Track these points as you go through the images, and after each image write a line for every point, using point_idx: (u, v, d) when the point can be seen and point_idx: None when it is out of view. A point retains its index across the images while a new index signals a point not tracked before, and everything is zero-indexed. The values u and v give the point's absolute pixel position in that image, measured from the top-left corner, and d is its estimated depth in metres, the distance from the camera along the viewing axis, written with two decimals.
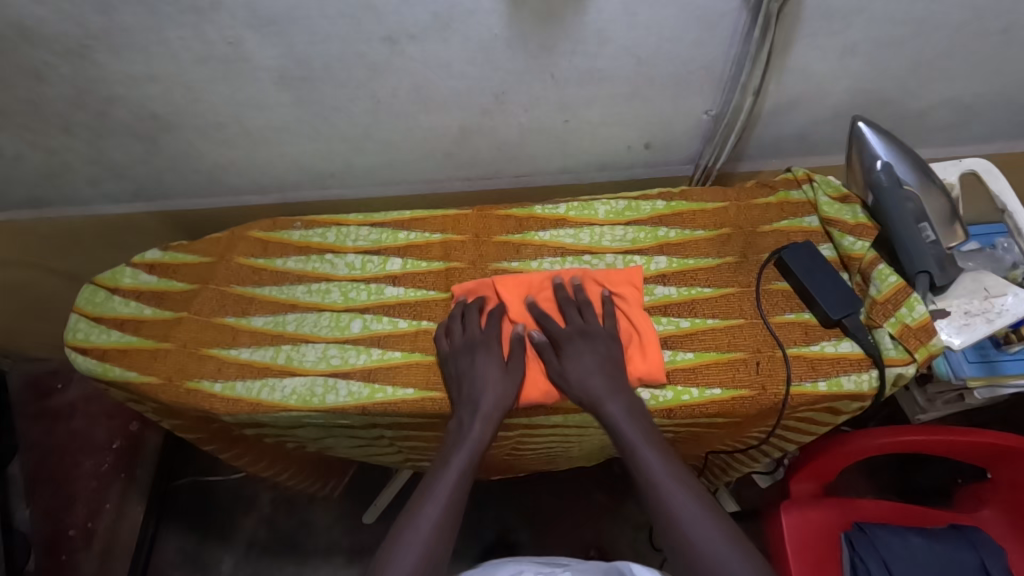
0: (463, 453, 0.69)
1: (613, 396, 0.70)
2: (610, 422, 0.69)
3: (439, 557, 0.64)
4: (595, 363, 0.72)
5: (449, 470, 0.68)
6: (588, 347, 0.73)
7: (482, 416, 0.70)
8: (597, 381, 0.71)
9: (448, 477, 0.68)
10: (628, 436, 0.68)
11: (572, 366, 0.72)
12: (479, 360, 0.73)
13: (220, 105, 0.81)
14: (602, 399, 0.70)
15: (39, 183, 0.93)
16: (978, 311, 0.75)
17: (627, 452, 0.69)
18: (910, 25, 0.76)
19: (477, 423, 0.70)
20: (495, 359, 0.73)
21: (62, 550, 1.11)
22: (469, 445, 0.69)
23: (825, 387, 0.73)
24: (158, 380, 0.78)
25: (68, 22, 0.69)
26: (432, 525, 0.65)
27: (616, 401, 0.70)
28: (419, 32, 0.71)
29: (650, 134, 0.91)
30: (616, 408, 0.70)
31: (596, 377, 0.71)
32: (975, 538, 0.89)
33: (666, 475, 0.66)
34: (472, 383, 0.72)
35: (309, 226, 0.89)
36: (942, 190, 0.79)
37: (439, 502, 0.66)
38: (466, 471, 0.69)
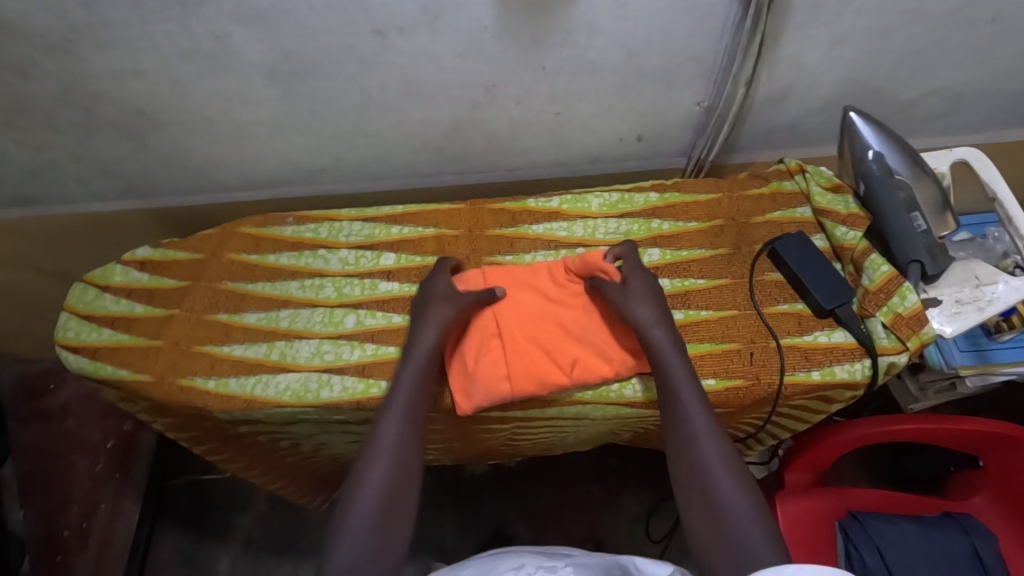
0: (408, 380, 0.69)
1: (663, 329, 0.70)
2: (653, 346, 0.69)
3: (405, 482, 0.62)
4: (644, 290, 0.74)
5: (395, 401, 0.67)
6: (645, 276, 0.76)
7: (428, 332, 0.72)
8: (650, 313, 0.71)
9: (399, 400, 0.67)
10: (675, 374, 0.67)
11: (632, 290, 0.73)
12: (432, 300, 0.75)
13: (208, 100, 0.80)
14: (648, 328, 0.70)
15: (26, 181, 0.92)
16: (970, 299, 0.76)
17: (666, 389, 0.67)
18: (899, 15, 0.76)
19: (424, 340, 0.71)
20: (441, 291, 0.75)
21: (58, 551, 1.11)
22: (412, 367, 0.70)
23: (819, 376, 0.73)
24: (151, 378, 0.77)
25: (51, 17, 0.68)
26: (395, 441, 0.64)
27: (662, 329, 0.70)
28: (408, 24, 0.71)
29: (642, 127, 0.91)
30: (661, 335, 0.70)
31: (650, 307, 0.72)
32: (967, 524, 0.90)
33: (701, 415, 0.64)
34: (425, 301, 0.75)
35: (301, 221, 0.88)
36: (934, 178, 0.79)
37: (397, 422, 0.65)
38: (415, 394, 0.68)
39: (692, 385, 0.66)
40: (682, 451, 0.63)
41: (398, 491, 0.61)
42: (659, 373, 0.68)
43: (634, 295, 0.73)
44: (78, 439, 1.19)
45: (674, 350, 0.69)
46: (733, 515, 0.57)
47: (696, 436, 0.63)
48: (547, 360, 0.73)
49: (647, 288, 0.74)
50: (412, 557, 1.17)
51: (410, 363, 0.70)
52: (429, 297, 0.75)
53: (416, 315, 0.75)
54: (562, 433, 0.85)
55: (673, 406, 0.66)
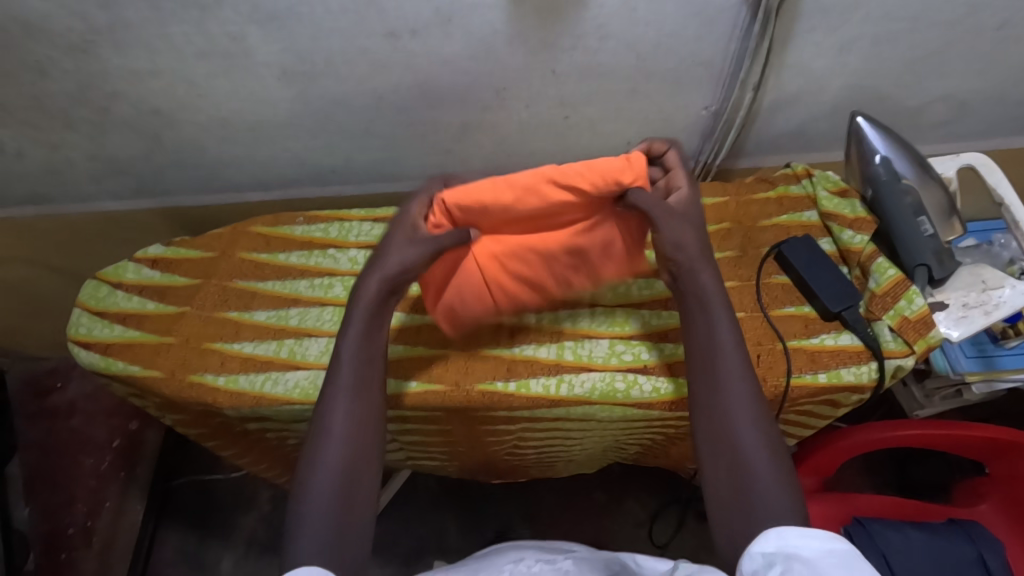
0: (351, 341, 0.64)
1: (712, 277, 0.65)
2: (698, 290, 0.65)
3: (366, 456, 0.60)
4: (690, 228, 0.67)
5: (343, 365, 0.63)
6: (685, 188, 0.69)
7: (367, 291, 0.65)
8: (698, 253, 0.66)
9: (347, 366, 0.63)
10: (719, 333, 0.63)
11: (674, 208, 0.67)
12: (393, 225, 0.69)
13: (222, 101, 0.82)
14: (696, 270, 0.65)
15: (41, 179, 0.93)
16: (976, 303, 0.76)
17: (704, 346, 0.63)
18: (906, 22, 0.77)
19: (368, 294, 0.65)
20: (403, 225, 0.68)
21: (61, 549, 1.11)
22: (355, 328, 0.64)
23: (825, 379, 0.73)
24: (160, 374, 0.78)
25: (72, 17, 0.69)
26: (346, 416, 0.60)
27: (708, 272, 0.65)
28: (420, 27, 0.72)
29: (650, 131, 0.92)
30: (708, 280, 0.65)
31: (689, 232, 0.66)
32: (972, 531, 0.90)
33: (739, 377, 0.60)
34: (379, 249, 0.68)
35: (312, 221, 0.89)
36: (940, 183, 0.80)
37: (350, 390, 0.61)
38: (361, 358, 0.63)
39: (736, 348, 0.62)
40: (714, 413, 0.60)
41: (359, 464, 0.59)
42: (701, 326, 0.64)
43: (676, 207, 0.67)
44: (85, 438, 1.20)
45: (719, 301, 0.64)
46: (763, 486, 0.55)
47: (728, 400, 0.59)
48: (532, 289, 0.76)
49: (688, 219, 0.67)
50: (416, 559, 1.17)
51: (356, 310, 0.65)
52: (386, 234, 0.68)
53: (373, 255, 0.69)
54: (568, 441, 0.85)
55: (710, 364, 0.62)
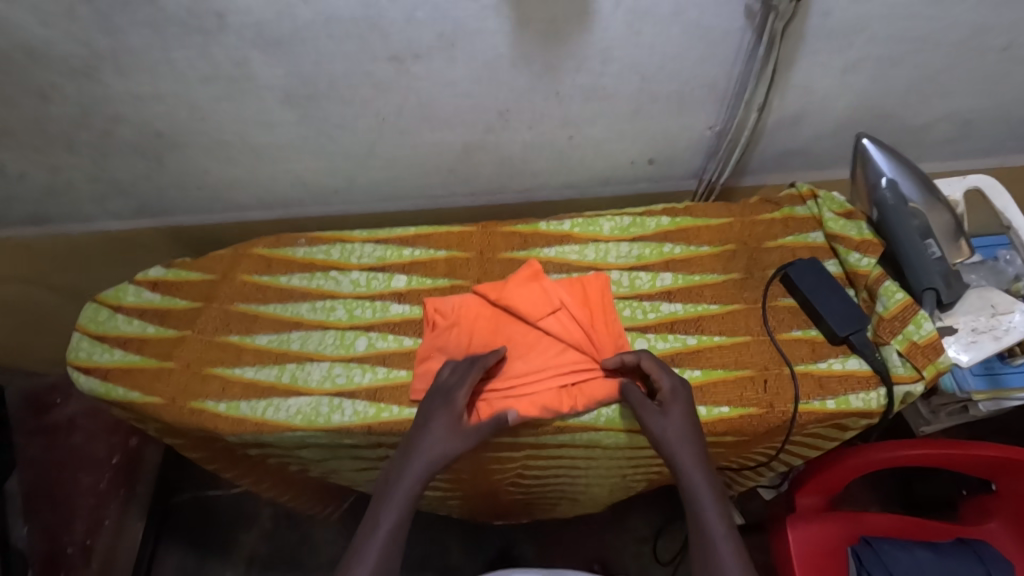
0: (391, 514, 0.63)
1: (705, 478, 0.64)
2: (689, 489, 0.64)
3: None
4: (684, 428, 0.66)
5: (374, 538, 0.62)
6: (688, 398, 0.68)
7: (407, 474, 0.65)
8: (691, 453, 0.65)
9: (375, 541, 0.62)
10: (713, 530, 0.61)
11: (668, 415, 0.67)
12: (437, 409, 0.69)
13: (224, 123, 0.81)
14: (686, 467, 0.64)
15: (42, 200, 0.93)
16: (985, 328, 0.76)
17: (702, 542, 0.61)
18: (911, 43, 0.76)
19: (403, 476, 0.65)
20: (451, 412, 0.68)
21: (60, 569, 1.09)
22: (396, 502, 0.64)
23: (834, 405, 0.72)
24: (161, 400, 0.77)
25: (74, 42, 0.69)
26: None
27: (699, 469, 0.64)
28: (424, 52, 0.71)
29: (654, 151, 0.91)
30: (700, 477, 0.64)
31: (687, 439, 0.66)
32: (982, 552, 0.88)
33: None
34: (417, 434, 0.68)
35: (313, 242, 0.89)
36: (947, 204, 0.80)
37: (377, 548, 0.61)
38: (393, 534, 0.62)
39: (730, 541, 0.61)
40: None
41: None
42: (695, 520, 0.63)
43: (670, 416, 0.67)
44: (85, 455, 1.18)
45: (713, 499, 0.63)
46: None
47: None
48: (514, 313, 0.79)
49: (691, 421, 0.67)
50: None
51: (408, 471, 0.65)
52: (430, 420, 0.68)
53: (411, 434, 0.69)
54: (574, 471, 0.84)
55: (710, 561, 0.60)
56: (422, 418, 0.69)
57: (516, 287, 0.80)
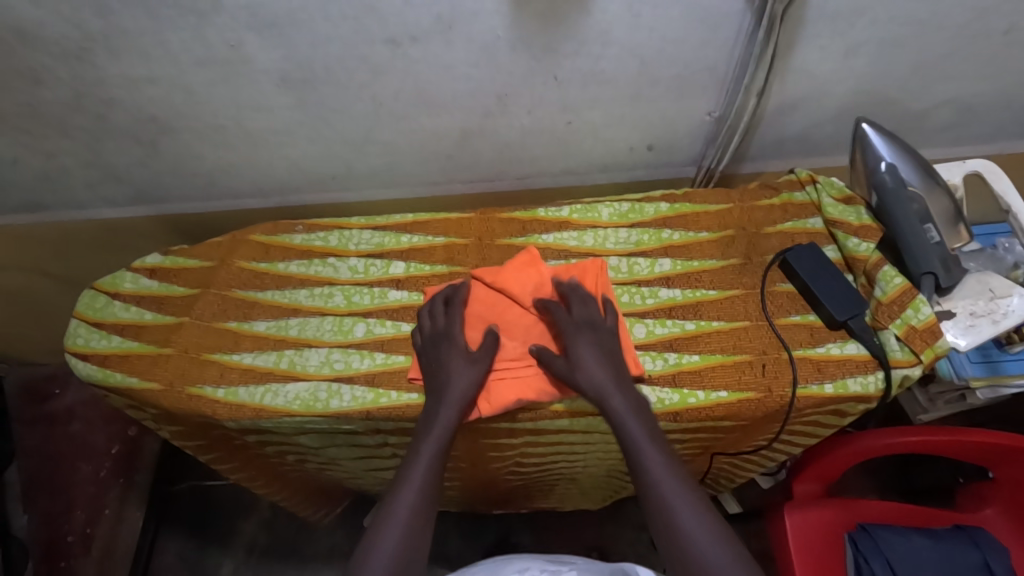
0: (433, 442, 0.68)
1: (623, 400, 0.68)
2: (614, 415, 0.67)
3: (422, 536, 0.66)
4: (597, 364, 0.70)
5: (419, 461, 0.68)
6: (590, 339, 0.72)
7: (446, 406, 0.69)
8: (604, 377, 0.69)
9: (422, 463, 0.68)
10: (640, 442, 0.66)
11: (578, 363, 0.70)
12: (444, 352, 0.73)
13: (220, 108, 0.80)
14: (607, 394, 0.68)
15: (37, 187, 0.92)
16: (984, 312, 0.75)
17: (629, 450, 0.66)
18: (913, 26, 0.75)
19: (442, 411, 0.69)
20: (458, 350, 0.73)
21: (61, 556, 1.10)
22: (437, 431, 0.68)
23: (831, 389, 0.72)
24: (159, 385, 0.77)
25: (67, 25, 0.68)
26: (410, 510, 0.66)
27: (619, 394, 0.68)
28: (421, 34, 0.71)
29: (653, 137, 0.91)
30: (621, 403, 0.68)
31: (601, 374, 0.69)
32: (979, 537, 0.89)
33: (668, 473, 0.65)
34: (440, 374, 0.71)
35: (311, 229, 0.88)
36: (946, 189, 0.79)
37: (417, 483, 0.67)
38: (436, 459, 0.68)
39: (653, 444, 0.66)
40: (656, 511, 0.65)
41: (411, 553, 0.65)
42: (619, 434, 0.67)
43: (583, 365, 0.70)
44: (84, 444, 1.18)
45: (633, 417, 0.67)
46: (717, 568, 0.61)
47: (668, 497, 0.64)
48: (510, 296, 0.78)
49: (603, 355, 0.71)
50: None
51: (446, 406, 0.69)
52: (444, 362, 0.72)
53: (431, 379, 0.72)
54: (572, 457, 0.84)
55: (640, 467, 0.66)
56: (435, 364, 0.73)
57: (514, 267, 0.79)
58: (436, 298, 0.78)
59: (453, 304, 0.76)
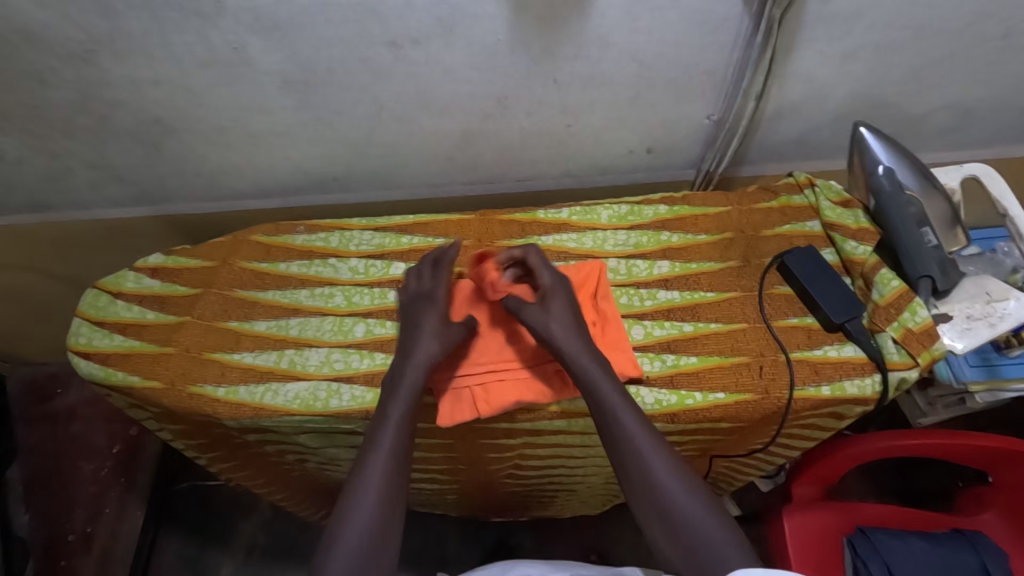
0: (401, 404, 0.67)
1: (593, 361, 0.67)
2: (585, 379, 0.66)
3: (397, 505, 0.64)
4: (569, 318, 0.71)
5: (387, 424, 0.66)
6: (563, 296, 0.73)
7: (412, 366, 0.69)
8: (575, 340, 0.69)
9: (389, 428, 0.66)
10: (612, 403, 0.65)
11: (551, 314, 0.71)
12: (423, 313, 0.73)
13: (222, 109, 0.81)
14: (575, 356, 0.68)
15: (41, 186, 0.93)
16: (981, 315, 0.76)
17: (604, 416, 0.64)
18: (910, 31, 0.76)
19: (409, 372, 0.69)
20: (435, 311, 0.73)
21: (61, 556, 1.11)
22: (405, 393, 0.67)
23: (829, 391, 0.73)
24: (161, 384, 0.77)
25: (72, 27, 0.69)
26: (382, 476, 0.63)
27: (588, 357, 0.68)
28: (422, 37, 0.71)
29: (652, 139, 0.91)
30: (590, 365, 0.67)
31: (574, 333, 0.70)
32: (977, 541, 0.89)
33: (643, 434, 0.63)
34: (412, 336, 0.72)
35: (312, 230, 0.89)
36: (943, 193, 0.80)
37: (386, 449, 0.64)
38: (405, 421, 0.66)
39: (628, 409, 0.64)
40: (631, 470, 0.63)
41: (388, 522, 0.62)
42: (592, 399, 0.65)
43: (555, 317, 0.71)
44: (86, 444, 1.19)
45: (605, 379, 0.66)
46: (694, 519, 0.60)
47: (642, 451, 0.63)
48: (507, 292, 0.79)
49: (573, 309, 0.73)
50: (415, 568, 1.16)
51: (413, 366, 0.69)
52: (417, 322, 0.72)
53: (404, 340, 0.72)
54: (570, 461, 0.84)
55: (613, 428, 0.64)
56: (411, 325, 0.73)
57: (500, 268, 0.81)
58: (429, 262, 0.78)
59: (439, 262, 0.78)
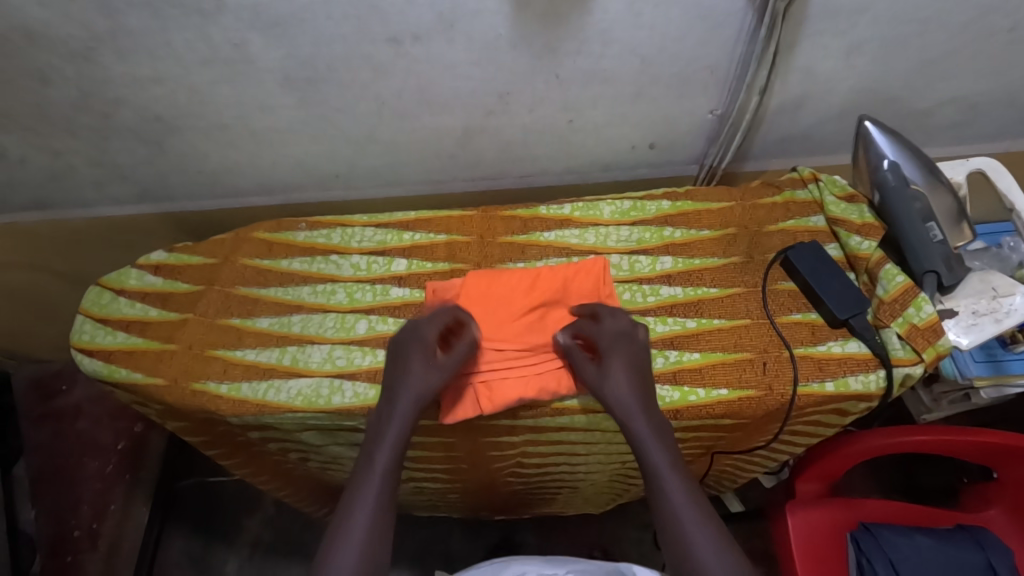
0: (397, 428, 0.67)
1: (647, 423, 0.68)
2: (635, 440, 0.68)
3: (386, 532, 0.64)
4: (627, 377, 0.69)
5: (381, 445, 0.67)
6: (624, 354, 0.71)
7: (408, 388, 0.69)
8: (635, 409, 0.68)
9: (383, 450, 0.67)
10: (658, 464, 0.66)
11: (609, 374, 0.69)
12: (413, 352, 0.71)
13: (224, 106, 0.81)
14: (629, 417, 0.68)
15: (45, 184, 0.93)
16: (986, 311, 0.75)
17: (649, 476, 0.67)
18: (916, 24, 0.75)
19: (403, 395, 0.69)
20: (424, 352, 0.71)
21: (68, 552, 1.11)
22: (401, 422, 0.68)
23: (832, 388, 0.72)
24: (165, 381, 0.78)
25: (73, 25, 0.69)
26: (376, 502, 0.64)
27: (642, 418, 0.68)
28: (423, 33, 0.71)
29: (655, 134, 0.91)
30: (641, 428, 0.67)
31: (629, 394, 0.68)
32: (981, 538, 0.88)
33: (684, 499, 0.65)
34: (399, 369, 0.70)
35: (314, 226, 0.89)
36: (949, 187, 0.79)
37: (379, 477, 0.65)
38: (399, 443, 0.67)
39: (674, 474, 0.66)
40: (670, 533, 0.64)
41: (377, 549, 0.63)
42: (642, 456, 0.68)
43: (612, 378, 0.69)
44: (92, 440, 1.19)
45: (656, 443, 0.67)
46: None
47: (683, 516, 0.64)
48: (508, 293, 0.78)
49: (636, 368, 0.70)
50: (418, 565, 1.16)
51: (406, 387, 0.69)
52: (408, 363, 0.71)
53: (389, 377, 0.71)
54: (572, 458, 0.84)
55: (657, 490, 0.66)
56: (399, 360, 0.71)
57: (513, 272, 0.80)
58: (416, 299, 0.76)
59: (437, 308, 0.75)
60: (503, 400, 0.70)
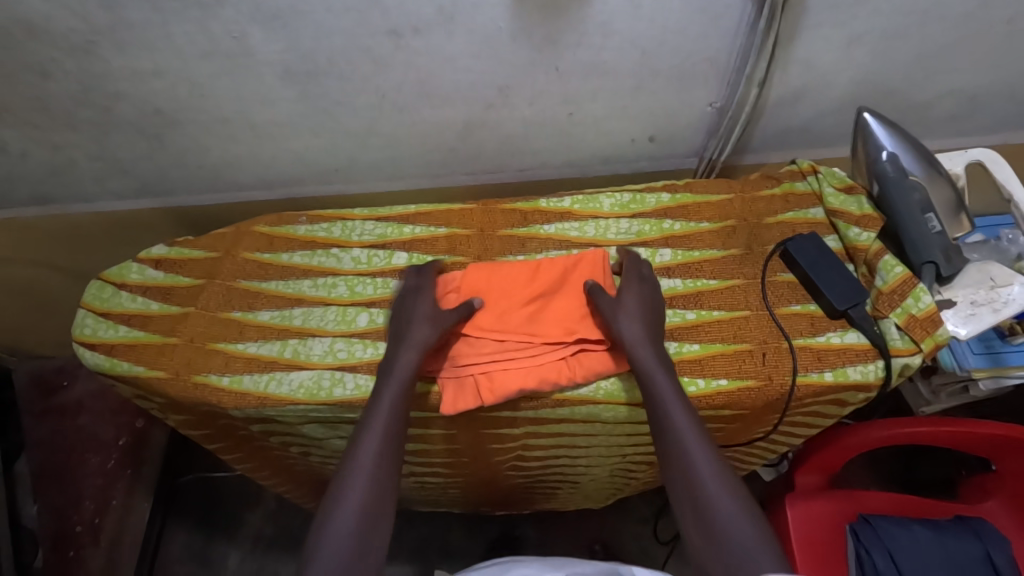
0: (398, 379, 0.68)
1: (651, 353, 0.69)
2: (641, 368, 0.68)
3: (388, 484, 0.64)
4: (639, 311, 0.72)
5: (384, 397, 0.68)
6: (638, 291, 0.74)
7: (410, 343, 0.71)
8: (641, 339, 0.70)
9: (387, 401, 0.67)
10: (662, 392, 0.67)
11: (623, 309, 0.72)
12: (410, 304, 0.75)
13: (224, 99, 0.81)
14: (636, 346, 0.69)
15: (45, 179, 0.93)
16: (984, 301, 0.75)
17: (654, 405, 0.67)
18: (915, 15, 0.76)
19: (405, 350, 0.71)
20: (422, 300, 0.75)
21: (70, 546, 1.11)
22: (401, 372, 0.69)
23: (831, 378, 0.73)
24: (167, 374, 0.78)
25: (74, 18, 0.69)
26: (375, 455, 0.64)
27: (647, 349, 0.69)
28: (423, 25, 0.71)
29: (655, 127, 0.91)
30: (647, 357, 0.69)
31: (638, 326, 0.71)
32: (980, 529, 0.89)
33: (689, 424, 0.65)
34: (403, 321, 0.74)
35: (314, 220, 0.89)
36: (948, 179, 0.79)
37: (382, 427, 0.66)
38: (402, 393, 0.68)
39: (678, 401, 0.66)
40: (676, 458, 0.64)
41: (378, 497, 0.63)
42: (646, 389, 0.68)
43: (625, 311, 0.72)
44: (92, 435, 1.20)
45: (661, 372, 0.68)
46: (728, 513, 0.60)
47: (687, 440, 0.64)
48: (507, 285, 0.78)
49: (647, 304, 0.74)
50: (419, 558, 1.17)
51: (409, 344, 0.71)
52: (409, 313, 0.74)
53: (395, 332, 0.74)
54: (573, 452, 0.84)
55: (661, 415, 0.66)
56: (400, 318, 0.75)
57: (513, 264, 0.80)
58: (405, 275, 0.81)
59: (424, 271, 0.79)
60: (504, 390, 0.71)
